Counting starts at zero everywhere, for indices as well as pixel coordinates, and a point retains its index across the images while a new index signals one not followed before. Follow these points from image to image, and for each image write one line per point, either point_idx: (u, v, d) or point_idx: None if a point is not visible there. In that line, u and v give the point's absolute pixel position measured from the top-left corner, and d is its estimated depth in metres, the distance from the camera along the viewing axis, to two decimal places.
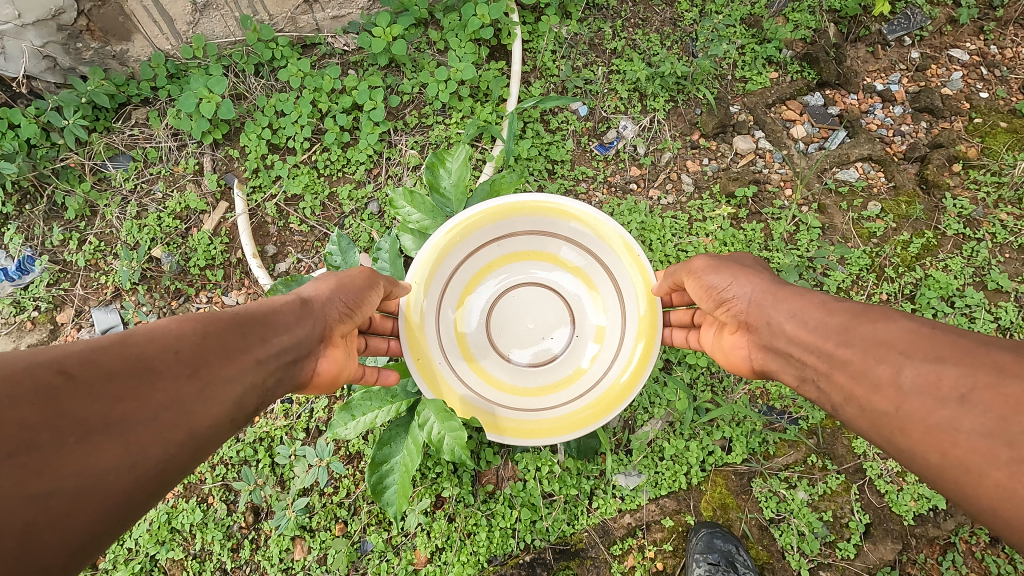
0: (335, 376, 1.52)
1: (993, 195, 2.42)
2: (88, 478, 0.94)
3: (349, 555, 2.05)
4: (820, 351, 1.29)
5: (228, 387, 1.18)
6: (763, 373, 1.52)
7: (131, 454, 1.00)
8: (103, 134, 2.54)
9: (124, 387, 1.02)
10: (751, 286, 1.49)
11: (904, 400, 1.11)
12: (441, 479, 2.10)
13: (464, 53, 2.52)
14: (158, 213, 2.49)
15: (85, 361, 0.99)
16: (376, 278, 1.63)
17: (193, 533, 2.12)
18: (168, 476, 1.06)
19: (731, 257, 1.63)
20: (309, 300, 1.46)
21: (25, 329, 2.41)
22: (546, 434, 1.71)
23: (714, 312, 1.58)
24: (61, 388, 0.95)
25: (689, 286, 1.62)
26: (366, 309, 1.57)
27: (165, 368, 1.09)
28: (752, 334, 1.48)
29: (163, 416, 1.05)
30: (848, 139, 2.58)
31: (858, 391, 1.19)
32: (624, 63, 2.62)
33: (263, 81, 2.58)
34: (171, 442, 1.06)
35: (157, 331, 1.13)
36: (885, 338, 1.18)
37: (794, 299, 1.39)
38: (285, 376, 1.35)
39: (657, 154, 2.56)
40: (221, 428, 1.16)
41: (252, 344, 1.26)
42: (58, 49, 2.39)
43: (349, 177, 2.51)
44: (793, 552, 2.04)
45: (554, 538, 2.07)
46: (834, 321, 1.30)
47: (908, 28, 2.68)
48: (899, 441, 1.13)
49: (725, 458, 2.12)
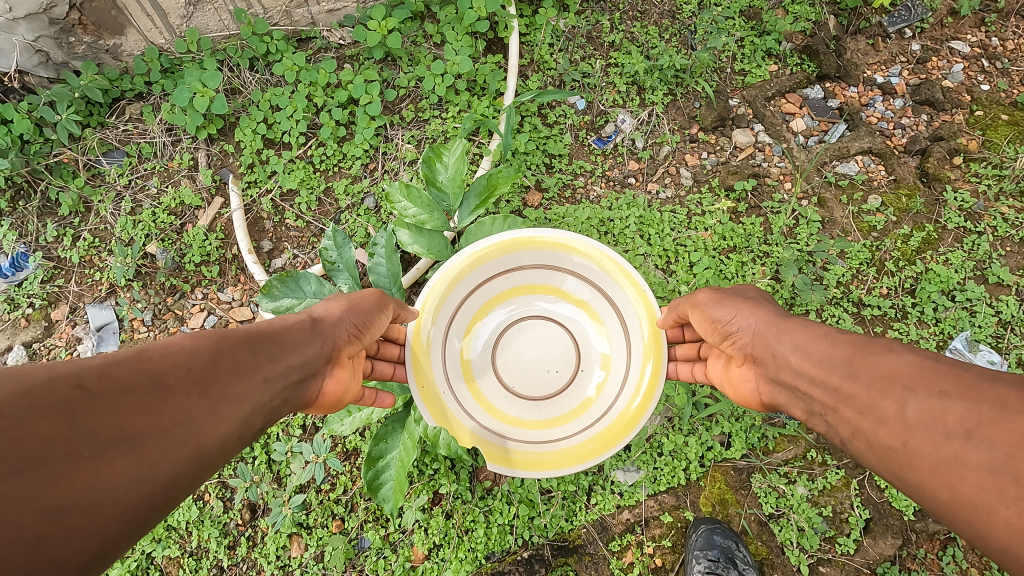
0: (338, 398, 1.50)
1: (994, 188, 2.39)
2: (99, 493, 0.92)
3: (347, 552, 2.04)
4: (825, 385, 1.26)
5: (237, 405, 1.15)
6: (773, 407, 1.48)
7: (141, 470, 0.97)
8: (96, 130, 2.52)
9: (137, 402, 1.00)
10: (754, 318, 1.47)
11: (911, 435, 1.09)
12: (439, 475, 2.09)
13: (461, 46, 2.49)
14: (153, 209, 2.47)
15: (100, 374, 0.98)
16: (387, 300, 1.65)
17: (189, 530, 2.11)
18: (175, 492, 1.04)
19: (733, 290, 1.62)
20: (319, 320, 1.45)
21: (20, 326, 2.39)
22: (555, 466, 1.68)
23: (719, 345, 1.56)
24: (75, 402, 0.93)
25: (693, 318, 1.61)
26: (374, 330, 1.56)
27: (177, 384, 1.06)
28: (759, 367, 1.46)
29: (172, 432, 1.02)
30: (848, 132, 2.56)
31: (865, 425, 1.17)
32: (623, 56, 2.60)
33: (258, 75, 2.55)
34: (180, 459, 1.03)
35: (171, 346, 1.10)
36: (888, 371, 1.16)
37: (798, 331, 1.37)
38: (293, 397, 1.31)
39: (656, 147, 2.54)
40: (229, 446, 1.13)
41: (261, 362, 1.23)
42: (50, 43, 2.36)
43: (345, 172, 2.49)
44: (793, 548, 2.03)
45: (552, 535, 2.06)
46: (837, 353, 1.28)
47: (908, 19, 2.66)
48: (908, 477, 1.10)
49: (724, 453, 2.10)
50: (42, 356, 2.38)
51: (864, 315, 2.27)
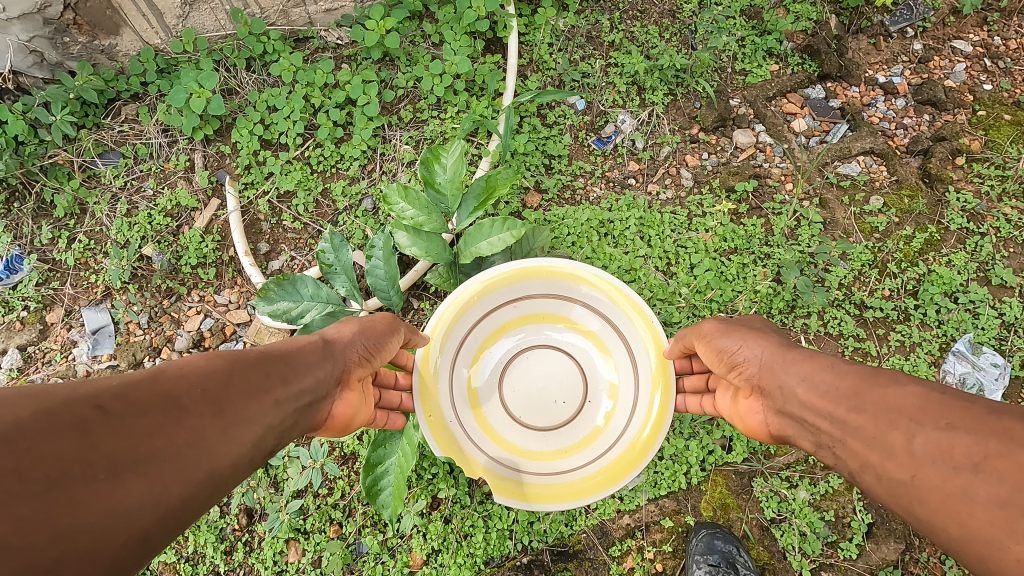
0: (347, 421, 1.49)
1: (997, 189, 2.37)
2: (115, 516, 0.87)
3: (344, 557, 2.02)
4: (832, 417, 1.23)
5: (250, 427, 1.11)
6: (780, 438, 1.45)
7: (157, 493, 0.93)
8: (92, 131, 2.50)
9: (154, 423, 0.96)
10: (761, 348, 1.44)
11: (918, 468, 1.06)
12: (437, 480, 2.07)
13: (459, 46, 2.47)
14: (149, 211, 2.45)
15: (118, 395, 0.95)
16: (397, 324, 1.63)
17: (185, 536, 2.10)
18: (186, 517, 0.99)
19: (740, 320, 1.59)
20: (331, 341, 1.43)
21: (14, 329, 2.38)
22: (570, 498, 1.65)
23: (725, 376, 1.53)
24: (94, 422, 0.89)
25: (699, 349, 1.57)
26: (384, 354, 1.54)
27: (192, 405, 1.03)
28: (766, 398, 1.42)
29: (188, 454, 0.98)
30: (849, 132, 2.54)
31: (872, 458, 1.14)
32: (622, 56, 2.58)
33: (254, 75, 2.53)
34: (194, 481, 0.99)
35: (187, 368, 1.08)
36: (895, 404, 1.14)
37: (805, 362, 1.34)
38: (303, 419, 1.29)
39: (656, 148, 2.52)
40: (240, 470, 1.09)
41: (274, 384, 1.21)
42: (45, 43, 2.34)
43: (343, 173, 2.47)
44: (794, 553, 2.02)
45: (552, 539, 2.04)
46: (844, 384, 1.25)
47: (910, 19, 2.64)
48: (918, 510, 1.07)
49: (725, 457, 2.08)
50: (37, 359, 2.35)
51: (866, 317, 2.26)
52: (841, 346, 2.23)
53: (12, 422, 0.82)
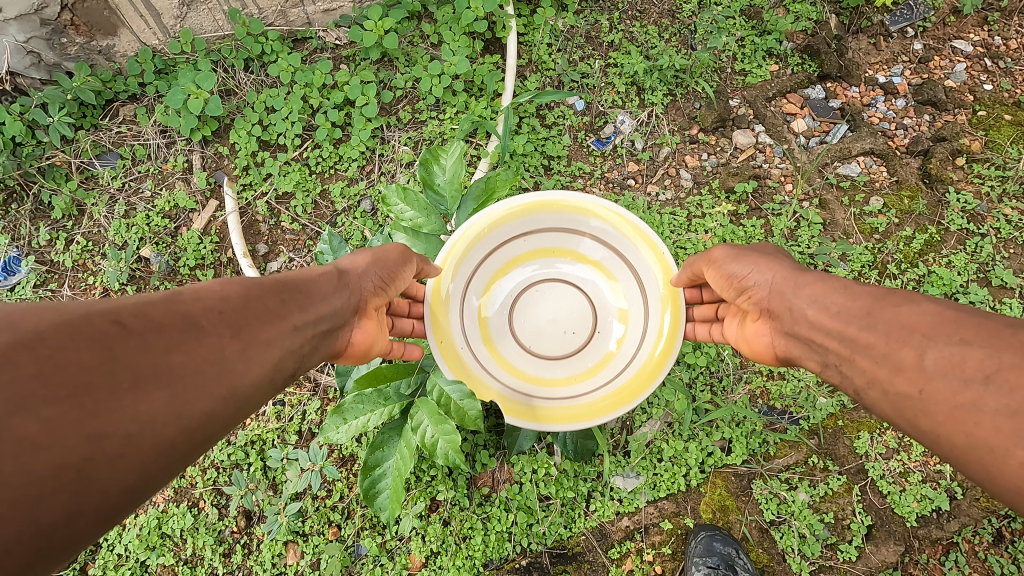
0: (367, 348, 1.54)
1: (997, 190, 2.36)
2: (141, 423, 0.92)
3: (343, 559, 2.02)
4: (841, 336, 1.25)
5: (268, 350, 1.17)
6: (787, 361, 1.48)
7: (179, 404, 0.98)
8: (90, 132, 2.49)
9: (174, 340, 1.01)
10: (771, 272, 1.46)
11: (926, 382, 1.06)
12: (436, 482, 2.06)
13: (458, 46, 2.46)
14: (147, 212, 2.45)
15: (137, 313, 1.00)
16: (411, 254, 1.62)
17: (184, 538, 2.10)
18: (213, 431, 1.04)
19: (753, 246, 1.61)
20: (346, 272, 1.47)
21: None
22: (581, 419, 1.66)
23: (736, 301, 1.56)
24: (114, 337, 0.94)
25: (708, 275, 1.60)
26: (400, 283, 1.57)
27: (210, 326, 1.08)
28: (774, 321, 1.45)
29: (208, 371, 1.04)
30: (849, 133, 2.53)
31: (880, 374, 1.15)
32: (622, 56, 2.57)
33: (252, 76, 2.52)
34: (216, 397, 1.04)
35: (203, 292, 1.13)
36: (908, 321, 1.14)
37: (816, 285, 1.36)
38: (319, 345, 1.34)
39: (655, 149, 2.51)
40: (261, 390, 1.14)
41: (289, 310, 1.26)
42: (42, 44, 2.34)
43: (341, 174, 2.46)
44: (794, 555, 2.01)
45: (551, 542, 2.04)
46: (856, 305, 1.26)
47: (910, 19, 2.64)
48: (922, 423, 1.08)
49: (725, 459, 2.09)
50: None
51: None
52: None
53: (36, 334, 0.87)
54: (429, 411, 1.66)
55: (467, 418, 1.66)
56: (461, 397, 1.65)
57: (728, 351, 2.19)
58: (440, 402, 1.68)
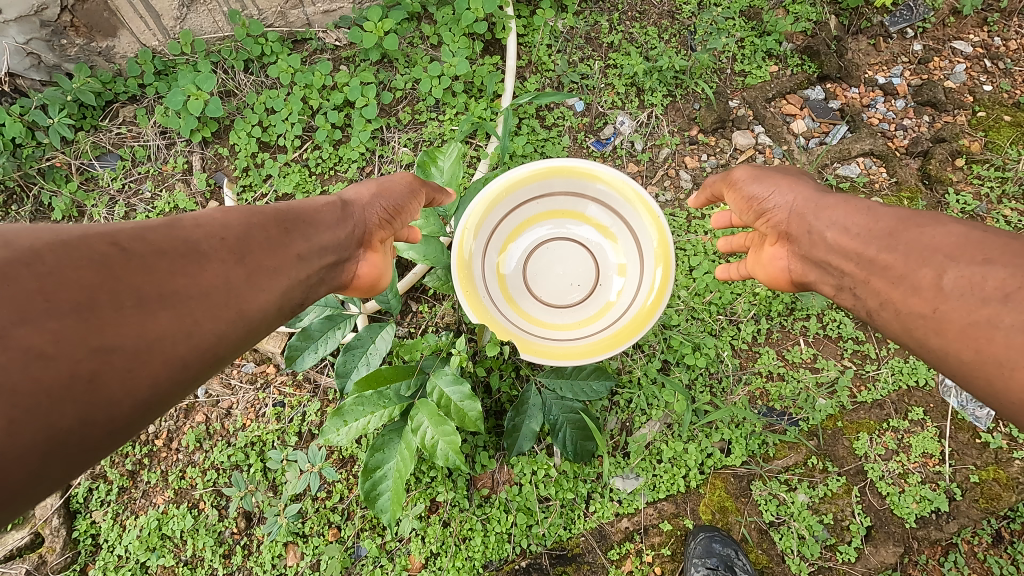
0: (373, 280, 1.56)
1: (997, 191, 2.36)
2: (149, 340, 0.93)
3: (343, 560, 2.02)
4: (860, 258, 1.26)
5: (273, 278, 1.18)
6: (802, 285, 1.50)
7: (187, 324, 0.99)
8: (90, 133, 2.49)
9: (177, 263, 1.02)
10: (791, 194, 1.45)
11: (942, 302, 1.08)
12: (436, 483, 2.06)
13: (458, 47, 2.46)
14: (147, 213, 2.45)
15: (136, 237, 1.00)
16: (416, 185, 1.66)
17: (184, 539, 2.11)
18: (222, 352, 1.06)
19: (775, 168, 1.60)
20: (349, 203, 1.50)
21: None
22: (584, 356, 1.74)
23: (755, 225, 1.57)
24: (115, 258, 0.95)
25: (729, 197, 1.63)
26: (404, 215, 1.59)
27: (212, 252, 1.09)
28: (793, 244, 1.45)
29: (214, 295, 1.05)
30: (848, 134, 2.54)
31: (895, 295, 1.17)
32: (621, 58, 2.57)
33: (252, 77, 2.52)
34: (225, 320, 1.05)
35: (204, 219, 1.13)
36: (930, 242, 1.14)
37: (837, 207, 1.34)
38: (326, 276, 1.36)
39: (655, 150, 2.51)
40: (268, 316, 1.16)
41: (294, 240, 1.26)
42: (42, 45, 2.35)
43: (341, 176, 2.46)
44: (793, 556, 2.01)
45: (551, 543, 2.04)
46: (878, 226, 1.25)
47: (910, 19, 2.63)
48: (933, 341, 1.10)
49: (724, 460, 2.09)
50: None
51: None
52: (841, 349, 2.18)
53: (33, 252, 0.87)
54: (429, 413, 1.66)
55: (467, 419, 1.69)
56: (461, 398, 1.70)
57: (728, 352, 2.19)
58: (440, 403, 1.72)
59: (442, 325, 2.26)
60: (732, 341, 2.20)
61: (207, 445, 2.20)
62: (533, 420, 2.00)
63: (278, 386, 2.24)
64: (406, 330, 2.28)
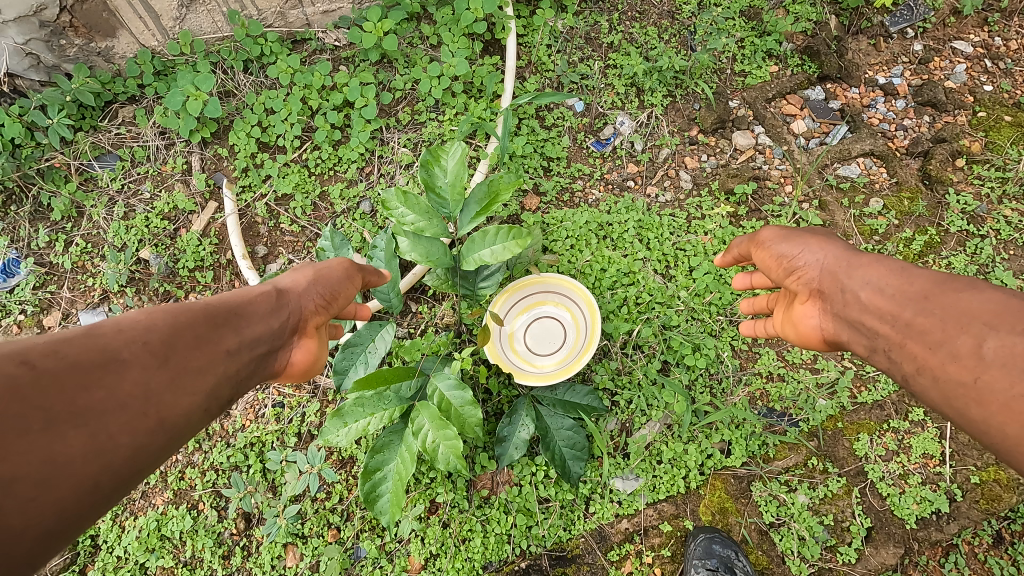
0: (308, 367, 1.41)
1: (997, 191, 2.35)
2: (55, 464, 0.88)
3: (342, 561, 2.02)
4: (896, 319, 1.17)
5: (199, 378, 1.10)
6: (835, 345, 1.38)
7: (99, 441, 0.94)
8: (89, 134, 2.49)
9: (90, 377, 0.95)
10: (823, 253, 1.36)
11: (984, 371, 1.00)
12: (436, 484, 2.07)
13: (457, 47, 2.46)
14: (146, 214, 2.45)
15: (49, 353, 0.93)
16: (353, 272, 1.57)
17: (183, 540, 2.10)
18: (141, 464, 1.00)
19: (807, 227, 1.51)
20: (284, 291, 1.38)
21: (12, 332, 2.37)
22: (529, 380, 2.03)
23: (784, 283, 1.46)
24: (23, 379, 0.89)
25: (756, 256, 1.54)
26: (344, 300, 1.50)
27: (133, 358, 1.02)
28: (826, 303, 1.34)
29: (131, 405, 0.99)
30: (849, 134, 2.53)
31: (933, 361, 1.09)
32: (621, 58, 2.57)
33: (252, 77, 2.52)
34: (142, 430, 0.99)
35: (126, 323, 1.06)
36: (967, 308, 1.07)
37: (872, 266, 1.26)
38: (259, 367, 1.27)
39: (655, 150, 2.51)
40: (194, 419, 1.09)
41: (224, 334, 1.18)
42: (41, 46, 2.34)
43: (341, 176, 2.46)
44: (794, 557, 2.00)
45: (551, 544, 2.03)
46: (914, 288, 1.17)
47: (910, 19, 2.63)
48: (973, 412, 1.03)
49: (724, 461, 2.09)
50: None
51: None
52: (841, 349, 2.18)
53: None
54: (430, 416, 1.62)
55: (466, 425, 1.67)
56: (461, 402, 1.68)
57: (728, 352, 2.19)
58: (441, 406, 1.69)
59: (442, 326, 2.26)
60: (732, 341, 2.20)
61: (206, 446, 2.21)
62: (524, 429, 2.01)
63: (277, 387, 2.25)
64: (406, 331, 2.28)
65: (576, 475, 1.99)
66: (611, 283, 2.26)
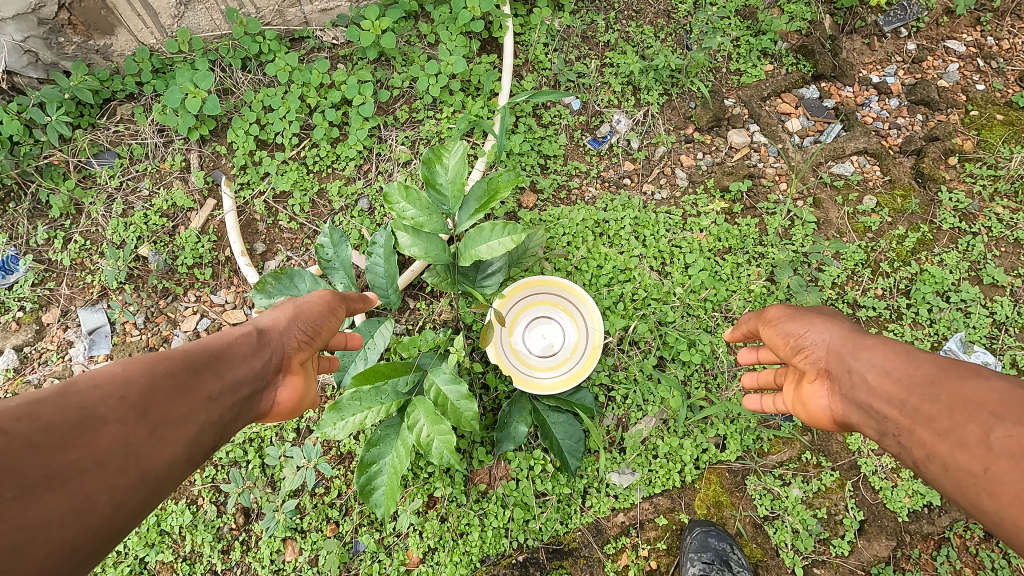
0: (295, 405, 1.38)
1: (988, 189, 2.38)
2: (28, 533, 0.83)
3: (341, 555, 2.04)
4: (902, 404, 1.14)
5: (182, 428, 1.06)
6: (847, 428, 1.33)
7: (76, 503, 0.89)
8: (87, 131, 2.50)
9: (65, 437, 0.91)
10: (828, 333, 1.36)
11: (993, 461, 0.98)
12: (434, 479, 2.09)
13: (455, 46, 2.48)
14: (145, 211, 2.46)
15: (21, 416, 0.88)
16: (335, 307, 1.56)
17: (183, 535, 2.12)
18: (120, 523, 0.95)
19: (815, 307, 1.53)
20: (265, 331, 1.36)
21: (10, 329, 2.38)
22: (535, 386, 2.04)
23: (792, 362, 1.45)
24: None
25: (764, 334, 1.56)
26: (326, 334, 1.48)
27: (111, 413, 0.97)
28: (833, 383, 1.32)
29: (109, 462, 0.94)
30: (843, 132, 2.55)
31: (942, 448, 1.06)
32: (617, 56, 2.59)
33: (250, 75, 2.53)
34: (121, 487, 0.95)
35: (102, 376, 1.01)
36: (973, 396, 1.05)
37: (877, 348, 1.24)
38: (243, 411, 1.22)
39: (651, 148, 2.53)
40: (177, 471, 1.05)
41: (205, 380, 1.14)
42: (39, 43, 2.35)
43: (339, 173, 2.48)
44: (788, 550, 2.03)
45: (547, 538, 2.06)
46: (919, 372, 1.16)
47: (903, 19, 2.66)
48: (986, 504, 0.99)
49: (719, 455, 2.11)
50: (32, 360, 2.35)
51: (859, 316, 2.26)
52: None
53: None
54: (426, 411, 1.61)
55: (461, 419, 1.67)
56: (457, 397, 1.67)
57: (723, 348, 2.22)
58: (437, 402, 1.68)
59: (439, 322, 2.27)
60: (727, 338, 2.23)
61: None
62: (523, 422, 2.03)
63: None
64: (404, 327, 2.31)
65: (574, 467, 2.02)
66: (608, 280, 2.28)
